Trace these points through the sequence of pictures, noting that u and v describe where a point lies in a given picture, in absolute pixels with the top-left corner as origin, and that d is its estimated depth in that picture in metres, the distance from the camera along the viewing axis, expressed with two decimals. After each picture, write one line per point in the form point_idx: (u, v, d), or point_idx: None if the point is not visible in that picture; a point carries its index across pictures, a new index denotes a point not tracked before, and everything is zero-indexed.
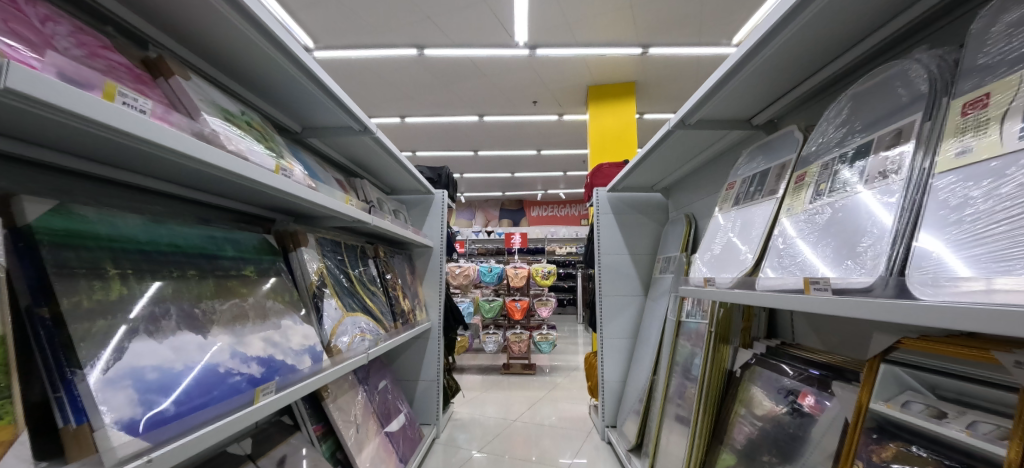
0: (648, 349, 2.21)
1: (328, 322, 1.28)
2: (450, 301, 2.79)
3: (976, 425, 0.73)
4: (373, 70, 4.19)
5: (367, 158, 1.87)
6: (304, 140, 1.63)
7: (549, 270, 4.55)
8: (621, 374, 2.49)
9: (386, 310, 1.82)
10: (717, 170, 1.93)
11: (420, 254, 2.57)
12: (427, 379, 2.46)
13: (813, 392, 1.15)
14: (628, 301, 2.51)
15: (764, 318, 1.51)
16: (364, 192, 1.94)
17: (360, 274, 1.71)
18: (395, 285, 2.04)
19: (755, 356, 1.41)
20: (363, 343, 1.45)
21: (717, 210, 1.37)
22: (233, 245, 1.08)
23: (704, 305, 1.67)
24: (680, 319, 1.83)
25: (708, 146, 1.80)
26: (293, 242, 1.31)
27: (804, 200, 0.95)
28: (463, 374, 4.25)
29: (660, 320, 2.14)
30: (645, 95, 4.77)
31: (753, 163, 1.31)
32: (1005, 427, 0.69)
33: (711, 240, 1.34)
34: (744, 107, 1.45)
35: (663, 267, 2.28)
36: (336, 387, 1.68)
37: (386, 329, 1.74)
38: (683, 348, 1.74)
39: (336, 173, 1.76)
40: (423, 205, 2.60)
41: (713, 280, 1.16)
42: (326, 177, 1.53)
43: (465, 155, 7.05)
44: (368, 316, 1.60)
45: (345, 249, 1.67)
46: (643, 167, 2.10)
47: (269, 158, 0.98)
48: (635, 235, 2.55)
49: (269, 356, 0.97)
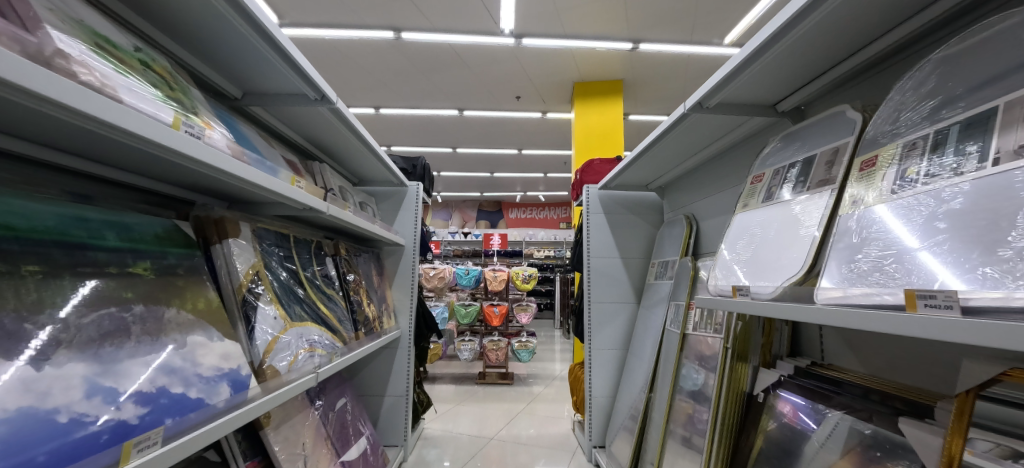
0: (642, 364, 1.99)
1: (261, 338, 0.99)
2: (423, 306, 2.49)
3: (975, 442, 0.69)
4: (345, 53, 3.85)
5: (328, 138, 1.58)
6: (245, 109, 1.33)
7: (530, 274, 4.33)
8: (610, 388, 2.27)
9: (345, 318, 1.53)
10: (722, 167, 1.75)
11: (390, 253, 2.28)
12: (395, 394, 2.17)
13: (788, 399, 1.12)
14: (619, 309, 2.29)
15: (787, 333, 1.29)
16: (324, 178, 1.64)
17: (315, 276, 1.43)
18: (358, 287, 1.75)
19: (780, 375, 1.19)
20: (312, 360, 1.16)
21: (721, 246, 1.15)
22: (119, 232, 0.78)
23: (716, 318, 1.46)
24: (684, 332, 1.62)
25: (716, 140, 1.61)
26: (217, 232, 1.01)
27: (880, 190, 0.75)
28: (436, 384, 3.95)
29: (656, 331, 1.93)
30: (632, 94, 4.62)
31: (789, 150, 1.12)
32: (1006, 446, 0.64)
33: (721, 266, 1.11)
34: (769, 92, 1.25)
35: (660, 273, 2.09)
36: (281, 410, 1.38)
37: (344, 340, 1.45)
38: (690, 364, 1.53)
39: (288, 153, 1.46)
40: (394, 198, 2.32)
41: (745, 289, 0.96)
42: (271, 155, 1.24)
43: (444, 152, 6.75)
44: (320, 326, 1.31)
45: (295, 243, 1.37)
46: (641, 162, 1.89)
47: (167, 108, 0.70)
48: (628, 237, 2.35)
49: (158, 390, 0.69)
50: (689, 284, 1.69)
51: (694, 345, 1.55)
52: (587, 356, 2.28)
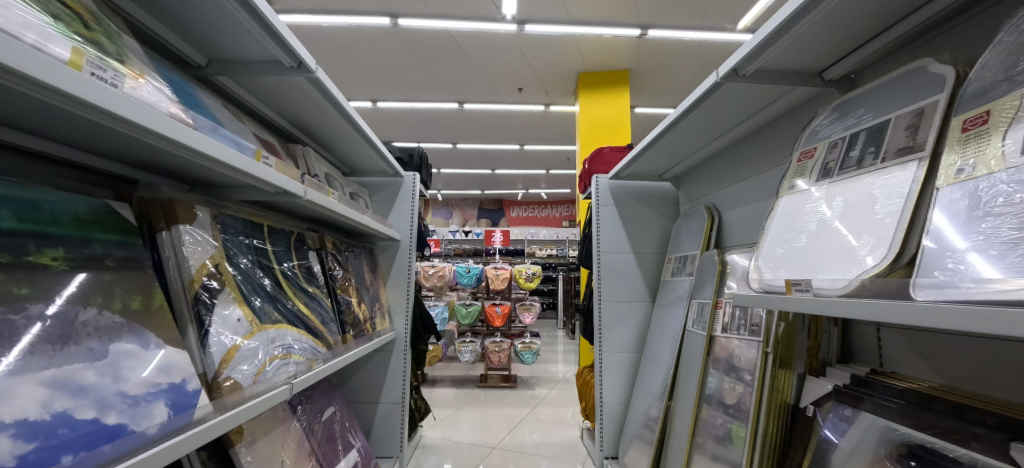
0: (660, 369, 1.81)
1: (217, 347, 0.81)
2: (420, 305, 2.30)
3: None
4: (339, 41, 3.68)
5: (310, 119, 1.40)
6: (211, 80, 1.16)
7: (533, 272, 4.15)
8: (623, 394, 2.09)
9: (329, 319, 1.35)
10: (748, 152, 1.58)
11: (383, 249, 2.11)
12: (390, 401, 2.00)
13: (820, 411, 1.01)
14: (633, 309, 2.12)
15: (837, 335, 1.10)
16: (306, 163, 1.47)
17: (295, 273, 1.26)
18: (348, 284, 1.58)
19: (837, 386, 0.99)
20: (286, 369, 1.00)
21: (766, 237, 0.98)
22: (23, 210, 0.61)
23: (752, 319, 1.27)
24: (711, 333, 1.45)
25: (743, 121, 1.44)
26: (165, 216, 0.83)
27: (1000, 155, 0.59)
28: (435, 388, 3.78)
29: (676, 330, 1.75)
30: (638, 85, 4.44)
31: (847, 118, 0.95)
32: None
33: (766, 259, 0.94)
34: (817, 59, 1.08)
35: (677, 269, 1.91)
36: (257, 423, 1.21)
37: (327, 345, 1.28)
38: (720, 371, 1.36)
39: (263, 135, 1.29)
40: (389, 189, 2.14)
41: (804, 284, 0.79)
42: (239, 132, 1.07)
43: (444, 148, 6.60)
44: (297, 329, 1.14)
45: (271, 233, 1.20)
46: (659, 147, 1.71)
47: (66, 40, 0.53)
48: (641, 231, 2.17)
49: (54, 418, 0.53)
50: (715, 280, 1.51)
51: (723, 351, 1.37)
52: (597, 359, 2.10)
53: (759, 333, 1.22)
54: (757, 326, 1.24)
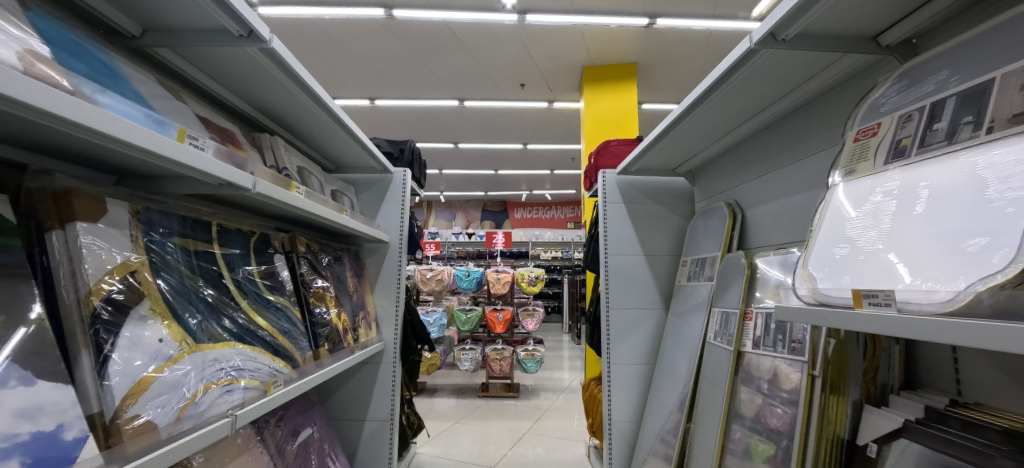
0: (676, 385, 1.61)
1: (121, 379, 0.63)
2: (412, 312, 2.11)
3: None
4: (332, 34, 3.53)
5: (277, 102, 1.22)
6: (150, 55, 0.97)
7: (536, 275, 3.96)
8: (635, 411, 1.87)
9: (297, 332, 1.17)
10: (777, 139, 1.39)
11: (371, 251, 1.92)
12: (378, 418, 1.81)
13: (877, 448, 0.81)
14: (645, 316, 1.92)
15: (900, 355, 0.91)
16: (275, 155, 1.29)
17: (254, 280, 1.08)
18: (327, 291, 1.39)
19: (907, 420, 0.77)
20: (229, 398, 0.82)
21: (819, 237, 0.79)
22: None
23: (792, 335, 1.06)
24: (739, 348, 1.25)
25: (775, 101, 1.24)
26: (57, 212, 0.65)
27: None
28: (434, 398, 3.59)
29: (694, 341, 1.56)
30: (646, 78, 4.24)
31: (921, 86, 0.76)
32: None
33: (819, 263, 0.75)
34: (877, 18, 0.88)
35: (695, 273, 1.71)
36: (220, 449, 1.05)
37: (292, 363, 1.09)
38: (752, 394, 1.16)
39: (219, 120, 1.11)
40: (377, 186, 1.97)
41: (881, 297, 0.60)
42: (177, 113, 0.89)
43: (445, 147, 6.44)
44: (249, 346, 0.95)
45: (220, 234, 1.02)
46: (677, 133, 1.51)
47: None
48: (653, 231, 1.98)
49: None
50: (743, 287, 1.31)
51: (756, 370, 1.18)
52: (604, 373, 1.89)
53: (802, 352, 1.01)
54: (800, 343, 1.03)
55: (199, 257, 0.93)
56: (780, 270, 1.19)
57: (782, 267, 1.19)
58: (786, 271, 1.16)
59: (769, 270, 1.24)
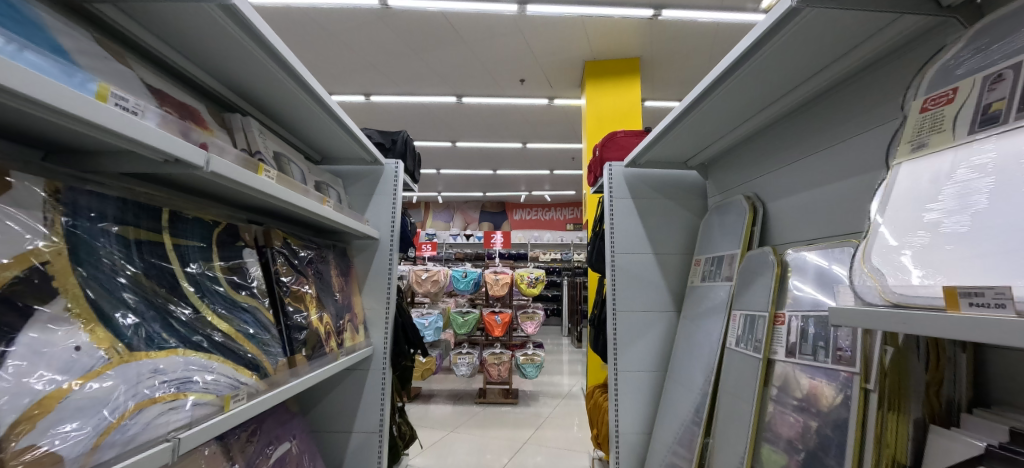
0: (691, 394, 1.47)
1: (9, 402, 0.51)
2: (405, 314, 1.96)
3: None
4: (324, 24, 3.40)
5: (248, 75, 1.08)
6: (91, 12, 0.83)
7: (536, 277, 3.82)
8: (644, 422, 1.73)
9: (268, 337, 1.02)
10: (812, 120, 1.27)
11: (360, 248, 1.78)
12: (365, 429, 1.66)
13: None
14: (654, 319, 1.78)
15: (967, 366, 0.77)
16: (247, 137, 1.14)
17: (214, 276, 0.93)
18: (306, 290, 1.25)
19: (990, 445, 0.63)
20: (173, 417, 0.68)
21: (885, 224, 0.66)
22: None
23: (835, 343, 0.95)
24: (769, 356, 1.11)
25: (814, 74, 1.12)
26: None
27: None
28: (430, 404, 3.45)
29: (712, 347, 1.42)
30: (649, 74, 4.12)
31: (1008, 40, 0.62)
32: None
33: (885, 254, 0.63)
34: None
35: (711, 273, 1.57)
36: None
37: (261, 373, 0.94)
38: (786, 408, 1.03)
39: (175, 93, 0.97)
40: (367, 179, 1.83)
41: (988, 299, 0.48)
42: (115, 77, 0.75)
43: (443, 146, 6.32)
44: (204, 354, 0.81)
45: (173, 223, 0.87)
46: (699, 112, 1.37)
47: None
48: (663, 228, 1.84)
49: None
50: (772, 286, 1.17)
51: (792, 381, 1.04)
52: (611, 380, 1.75)
53: (853, 363, 0.89)
54: (850, 352, 0.90)
55: (143, 249, 0.79)
56: (815, 289, 1.04)
57: (817, 282, 1.05)
58: (822, 291, 1.02)
59: (801, 285, 1.10)
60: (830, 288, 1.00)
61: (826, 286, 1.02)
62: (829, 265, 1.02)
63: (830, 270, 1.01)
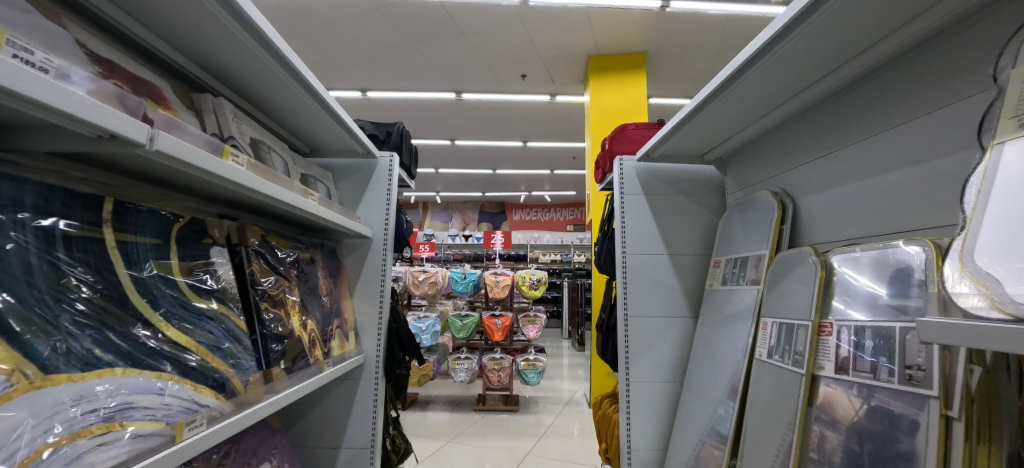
0: (712, 408, 1.34)
1: None
2: (399, 319, 1.82)
3: None
4: (319, 15, 3.27)
5: (219, 49, 0.95)
6: None
7: (538, 279, 3.69)
8: (658, 437, 1.59)
9: (239, 348, 0.88)
10: (852, 107, 1.15)
11: (351, 248, 1.64)
12: (355, 445, 1.52)
13: None
14: (669, 325, 1.65)
15: None
16: (218, 119, 1.00)
17: (170, 278, 0.79)
18: (286, 293, 1.11)
19: None
20: (100, 455, 0.54)
21: (995, 217, 0.53)
22: None
23: (903, 358, 0.79)
24: (813, 371, 0.98)
25: (864, 50, 1.00)
26: None
27: None
28: (427, 411, 3.31)
29: (739, 357, 1.29)
30: (654, 70, 4.01)
31: None
32: None
33: (998, 257, 0.51)
34: None
35: (734, 276, 1.44)
36: None
37: (229, 391, 0.80)
38: (833, 430, 0.90)
39: (130, 65, 0.84)
40: (360, 172, 1.69)
41: None
42: (42, 38, 0.61)
43: (442, 145, 6.19)
44: (152, 373, 0.67)
45: (118, 216, 0.73)
46: (728, 96, 1.25)
47: None
48: (677, 227, 1.71)
49: None
50: (815, 292, 1.03)
51: (841, 400, 0.90)
52: (622, 391, 1.62)
53: (925, 383, 0.74)
54: (925, 371, 0.74)
55: (72, 247, 0.64)
56: (870, 306, 0.89)
57: (872, 295, 0.90)
58: (880, 309, 0.87)
59: (849, 298, 0.95)
60: (892, 305, 0.85)
61: (883, 302, 0.87)
62: (888, 280, 0.87)
63: (891, 283, 0.86)
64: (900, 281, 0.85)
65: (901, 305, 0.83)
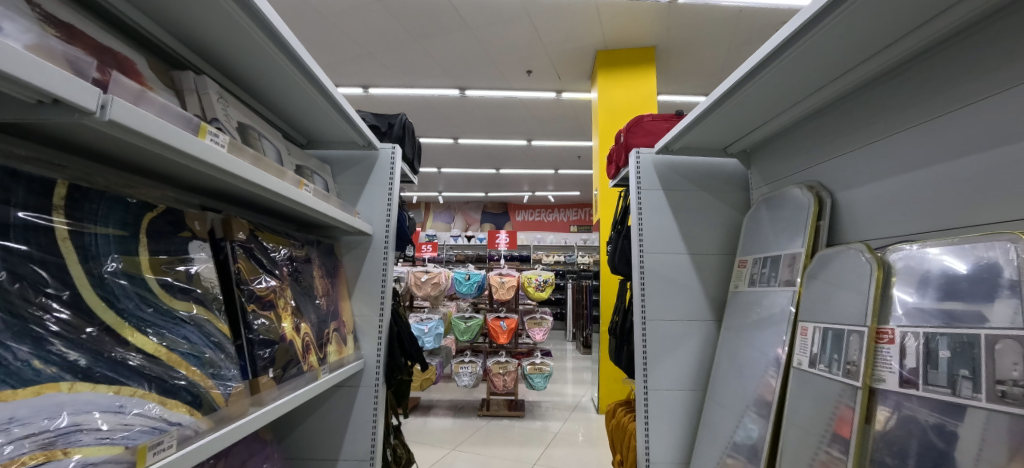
0: (741, 422, 1.22)
1: None
2: (401, 322, 1.71)
3: None
4: (318, 8, 3.17)
5: (198, 21, 0.84)
6: None
7: (544, 280, 3.58)
8: (679, 449, 1.48)
9: (220, 355, 0.78)
10: (896, 94, 1.03)
11: (349, 245, 1.54)
12: (354, 457, 1.41)
13: None
14: (689, 329, 1.54)
15: None
16: (200, 99, 0.90)
17: (136, 277, 0.69)
18: (277, 294, 1.01)
19: None
20: None
21: None
22: None
23: (992, 372, 0.69)
24: (870, 383, 0.87)
25: (904, 36, 0.89)
26: None
27: None
28: (430, 416, 3.20)
29: (771, 365, 1.18)
30: (663, 65, 3.90)
31: None
32: None
33: None
34: None
35: (765, 276, 1.33)
36: None
37: (209, 406, 0.70)
38: (898, 454, 0.78)
39: (96, 33, 0.73)
40: (360, 164, 1.59)
41: None
42: None
43: (444, 143, 6.10)
44: (106, 388, 0.57)
45: (70, 201, 0.62)
46: (750, 88, 1.15)
47: None
48: (698, 224, 1.60)
49: None
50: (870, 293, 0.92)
51: (905, 421, 0.79)
52: (640, 400, 1.50)
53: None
54: None
55: (13, 235, 0.53)
56: (943, 312, 0.78)
57: (943, 299, 0.79)
58: (957, 315, 0.76)
59: (914, 303, 0.84)
60: (971, 312, 0.74)
61: (959, 309, 0.76)
62: (965, 282, 0.76)
63: (969, 285, 0.76)
64: (981, 283, 0.74)
65: (985, 311, 0.72)
